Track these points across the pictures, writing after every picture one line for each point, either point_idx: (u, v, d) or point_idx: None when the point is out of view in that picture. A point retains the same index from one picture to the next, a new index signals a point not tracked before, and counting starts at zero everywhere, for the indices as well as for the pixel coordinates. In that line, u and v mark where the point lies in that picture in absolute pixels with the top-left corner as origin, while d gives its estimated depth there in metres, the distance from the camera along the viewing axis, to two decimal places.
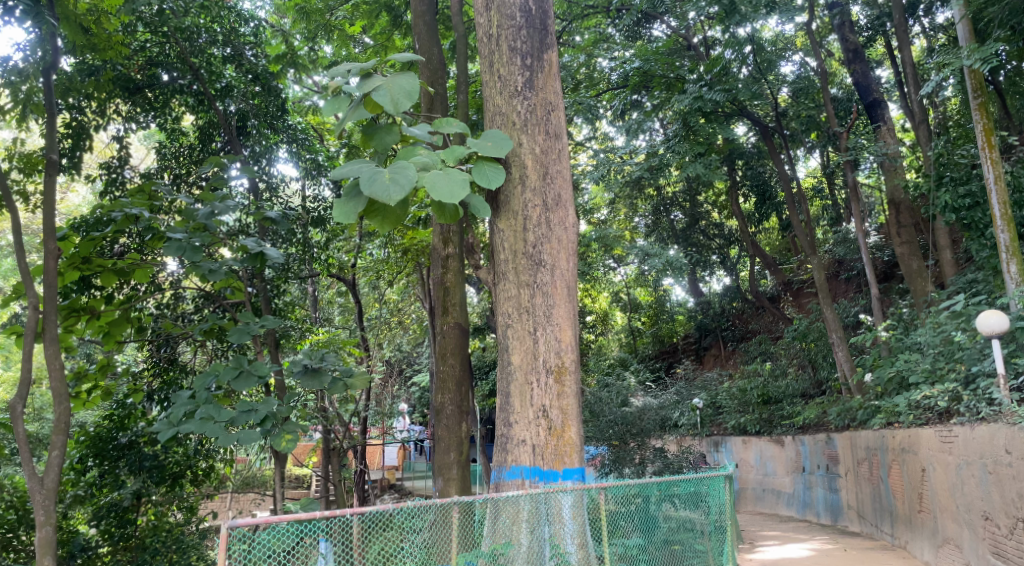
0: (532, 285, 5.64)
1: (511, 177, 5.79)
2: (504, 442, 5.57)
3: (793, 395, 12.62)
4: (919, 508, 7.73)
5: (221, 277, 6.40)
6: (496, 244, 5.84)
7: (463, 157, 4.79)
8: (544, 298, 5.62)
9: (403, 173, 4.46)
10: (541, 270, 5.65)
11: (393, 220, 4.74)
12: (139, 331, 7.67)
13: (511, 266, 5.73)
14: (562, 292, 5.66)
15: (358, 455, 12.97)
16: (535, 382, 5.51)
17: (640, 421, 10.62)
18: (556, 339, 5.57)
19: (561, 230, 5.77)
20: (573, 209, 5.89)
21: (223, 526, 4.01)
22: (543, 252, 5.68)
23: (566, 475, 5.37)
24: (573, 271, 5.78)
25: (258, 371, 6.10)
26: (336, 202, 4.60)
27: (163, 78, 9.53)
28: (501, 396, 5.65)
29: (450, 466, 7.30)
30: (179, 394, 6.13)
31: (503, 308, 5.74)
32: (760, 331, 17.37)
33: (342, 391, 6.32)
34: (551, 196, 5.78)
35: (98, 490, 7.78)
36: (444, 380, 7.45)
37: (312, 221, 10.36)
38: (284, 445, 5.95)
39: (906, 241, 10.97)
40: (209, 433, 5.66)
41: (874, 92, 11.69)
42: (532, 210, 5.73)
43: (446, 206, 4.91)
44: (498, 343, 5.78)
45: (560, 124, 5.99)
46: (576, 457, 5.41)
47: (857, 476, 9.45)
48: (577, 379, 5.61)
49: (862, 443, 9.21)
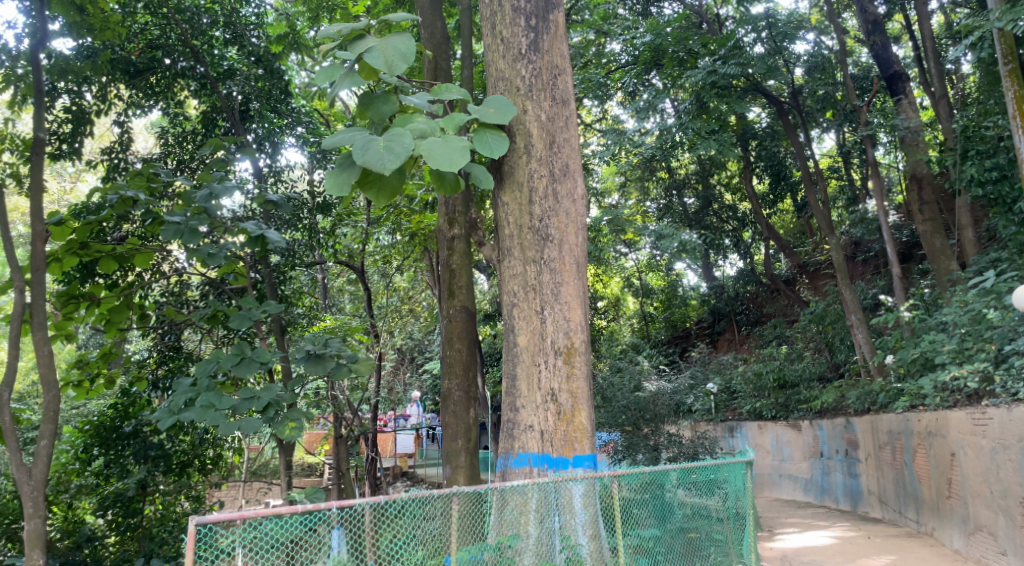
0: (539, 261, 5.44)
1: (516, 147, 5.59)
2: (511, 428, 5.37)
3: (811, 378, 12.18)
4: (948, 494, 7.48)
5: (220, 262, 6.21)
6: (501, 219, 5.64)
7: (464, 124, 4.59)
8: (552, 274, 5.41)
9: (399, 141, 4.27)
10: (548, 245, 5.45)
11: (389, 193, 4.54)
12: (142, 318, 7.54)
13: (517, 242, 5.53)
14: (571, 268, 5.44)
15: (369, 443, 12.88)
16: (542, 364, 5.32)
17: (654, 406, 10.41)
18: (565, 319, 5.37)
19: (570, 202, 5.54)
20: (582, 181, 5.66)
21: (190, 522, 3.67)
22: (550, 226, 5.47)
23: (577, 463, 5.16)
24: (582, 246, 5.56)
25: (260, 358, 5.92)
26: (329, 173, 4.43)
27: (165, 62, 9.35)
28: (507, 380, 5.46)
29: (459, 453, 7.10)
30: (180, 381, 5.95)
31: (509, 286, 5.54)
32: (776, 316, 17.12)
33: (346, 377, 6.14)
34: (558, 167, 5.56)
35: (104, 480, 7.71)
36: (451, 365, 7.22)
37: (318, 206, 10.20)
38: (287, 433, 5.77)
39: (928, 218, 10.68)
40: (210, 421, 5.51)
41: (894, 65, 11.33)
42: (538, 182, 5.52)
43: (446, 176, 4.74)
44: (504, 324, 5.59)
45: (567, 89, 5.75)
46: (587, 443, 5.19)
47: (879, 461, 9.22)
48: (587, 360, 5.39)
49: (884, 427, 8.98)
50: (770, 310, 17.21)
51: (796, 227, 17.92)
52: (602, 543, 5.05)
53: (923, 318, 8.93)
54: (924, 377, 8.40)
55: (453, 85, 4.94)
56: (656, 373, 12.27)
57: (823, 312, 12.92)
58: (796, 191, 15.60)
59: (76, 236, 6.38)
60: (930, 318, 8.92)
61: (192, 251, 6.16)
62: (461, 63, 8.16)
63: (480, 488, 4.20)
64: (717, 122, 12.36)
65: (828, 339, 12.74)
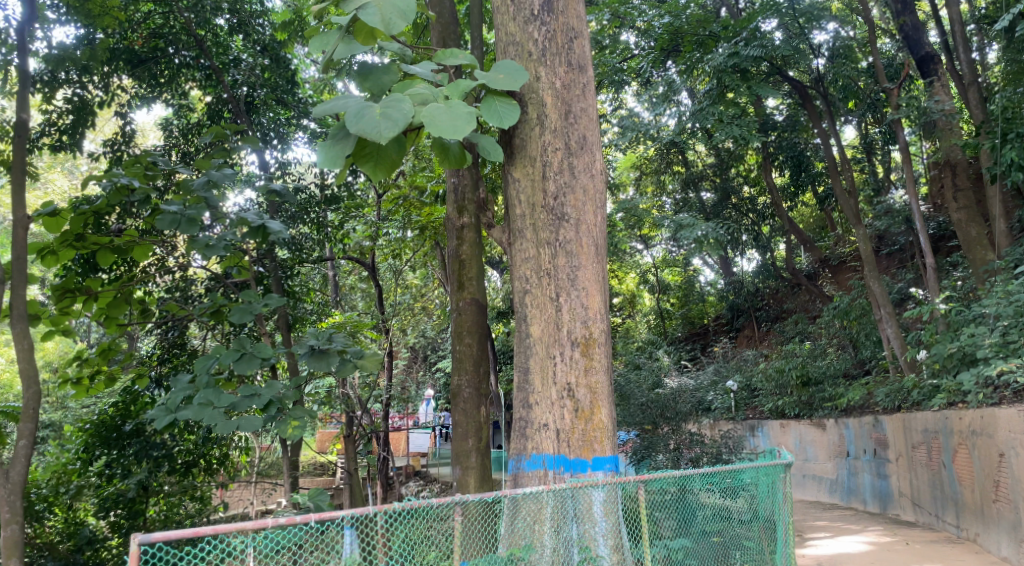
0: (553, 244, 5.13)
1: (529, 118, 5.29)
2: (523, 427, 5.07)
3: (835, 375, 11.78)
4: (994, 498, 7.08)
5: (218, 254, 5.93)
6: (513, 197, 5.35)
7: (470, 91, 4.31)
8: (569, 258, 5.10)
9: (397, 107, 4.01)
10: (564, 225, 5.13)
11: (387, 166, 4.32)
12: (143, 313, 7.32)
13: (530, 222, 5.24)
14: (589, 251, 5.13)
15: (380, 442, 12.63)
16: (558, 357, 5.01)
17: (674, 404, 10.06)
18: (583, 307, 5.05)
19: (588, 178, 5.23)
20: (601, 156, 5.34)
21: (134, 542, 3.36)
22: (566, 205, 5.15)
23: (597, 466, 4.84)
24: (600, 226, 5.24)
25: (261, 353, 5.65)
26: (322, 145, 4.20)
27: (168, 51, 9.14)
28: (519, 374, 5.17)
29: (469, 454, 6.81)
30: (179, 378, 5.65)
31: (521, 271, 5.25)
32: (796, 311, 16.71)
33: (352, 374, 5.85)
34: (575, 141, 5.25)
35: (106, 481, 7.47)
36: (461, 360, 6.95)
37: (326, 199, 10.00)
38: (290, 432, 5.51)
39: (962, 207, 10.27)
40: (207, 420, 5.19)
41: (925, 46, 10.98)
42: (553, 156, 5.22)
43: (451, 150, 4.56)
44: (516, 313, 5.30)
45: (583, 54, 5.44)
46: (607, 444, 4.87)
47: (912, 461, 8.85)
48: (607, 351, 5.07)
49: (919, 425, 8.61)
50: (791, 306, 16.80)
51: (816, 221, 17.52)
52: (625, 553, 4.73)
53: (960, 311, 8.54)
54: (963, 372, 8.00)
55: (459, 52, 4.73)
56: (676, 369, 11.91)
57: (849, 307, 12.53)
58: (819, 182, 15.19)
59: (72, 226, 6.13)
60: (967, 311, 8.53)
61: (190, 242, 5.89)
62: (472, 48, 7.87)
63: (492, 496, 3.85)
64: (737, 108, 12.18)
65: (852, 335, 12.39)
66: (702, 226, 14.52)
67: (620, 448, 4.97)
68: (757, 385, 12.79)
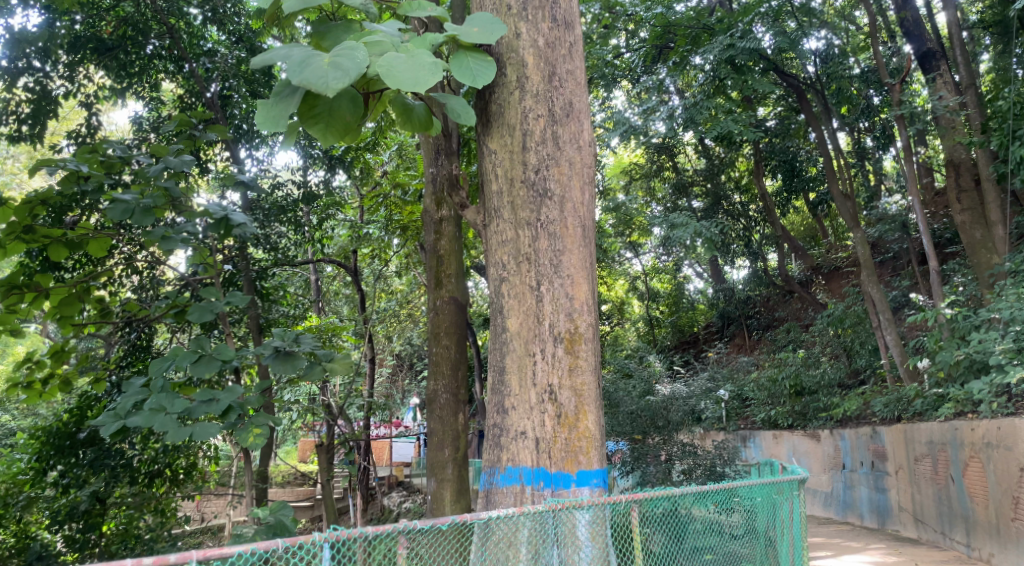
0: (534, 225, 4.75)
1: (508, 80, 4.91)
2: (498, 436, 4.64)
3: (830, 385, 11.45)
4: (1012, 516, 6.73)
5: (176, 248, 5.47)
6: (489, 171, 4.96)
7: (436, 44, 4.02)
8: (552, 241, 4.72)
9: (347, 57, 3.72)
10: (546, 203, 4.76)
11: (340, 128, 4.02)
12: (101, 312, 6.87)
13: (508, 200, 4.84)
14: (574, 233, 4.75)
15: (360, 451, 12.20)
16: (538, 354, 4.61)
17: (665, 413, 9.72)
18: (568, 297, 4.67)
19: (574, 150, 4.86)
20: (589, 125, 4.98)
21: None
22: (549, 179, 4.78)
23: (581, 481, 4.44)
24: (587, 205, 4.87)
25: (221, 355, 5.20)
26: (265, 102, 3.91)
27: (139, 40, 8.68)
28: (495, 374, 4.75)
29: (445, 465, 6.40)
30: (131, 381, 5.19)
31: (497, 256, 4.86)
32: (788, 319, 16.43)
33: (320, 378, 5.40)
34: (560, 109, 4.88)
35: (60, 492, 6.98)
36: (438, 363, 6.58)
37: (305, 198, 9.63)
38: (250, 440, 5.06)
39: (966, 208, 10.08)
40: (158, 427, 4.73)
41: (926, 42, 10.74)
42: (535, 125, 4.84)
43: (415, 112, 4.36)
44: (492, 305, 4.90)
45: (569, 11, 5.08)
46: (593, 456, 4.47)
47: (914, 475, 8.50)
48: (594, 348, 4.69)
49: (924, 437, 8.28)
50: (784, 315, 16.49)
51: (807, 229, 17.27)
52: None
53: (965, 316, 8.26)
54: (971, 380, 7.80)
55: (427, 3, 4.40)
56: (668, 375, 11.56)
57: (843, 315, 12.24)
58: (812, 187, 14.91)
59: (19, 218, 5.59)
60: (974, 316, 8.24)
61: (144, 234, 5.42)
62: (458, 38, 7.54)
63: (457, 518, 3.46)
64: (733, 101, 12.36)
65: (846, 344, 12.09)
66: (694, 225, 14.25)
67: (607, 461, 4.57)
68: (748, 394, 12.45)
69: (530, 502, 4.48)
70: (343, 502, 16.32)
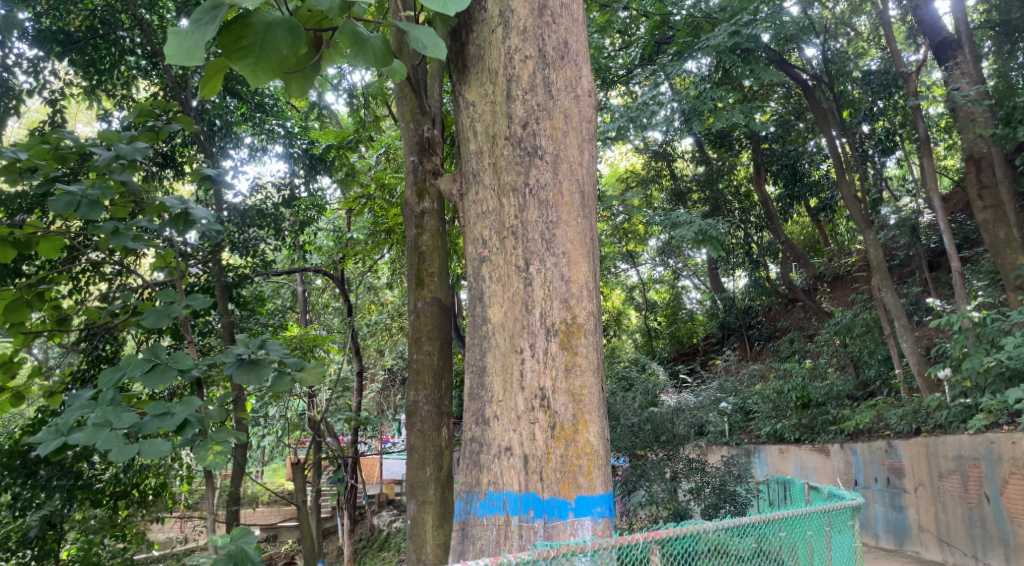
0: (521, 191, 4.26)
1: (489, 17, 4.49)
2: (477, 454, 4.10)
3: (839, 397, 10.99)
4: None
5: (128, 245, 4.95)
6: (467, 123, 4.52)
7: None
8: (544, 210, 4.22)
9: None
10: (536, 161, 4.27)
11: (274, 62, 3.54)
12: (58, 320, 6.31)
13: (490, 164, 4.38)
14: (569, 201, 4.25)
15: (348, 469, 11.65)
16: (526, 351, 4.09)
17: (669, 426, 9.27)
18: (564, 280, 4.15)
19: (571, 101, 4.37)
20: (585, 69, 4.49)
21: None
22: (539, 135, 4.30)
23: (581, 510, 3.90)
24: (585, 167, 4.36)
25: (178, 364, 4.66)
26: (179, 32, 3.43)
27: (109, 34, 8.27)
28: (474, 377, 4.25)
29: (427, 485, 5.87)
30: (78, 394, 4.68)
31: (476, 232, 4.39)
32: (791, 329, 15.69)
33: (288, 389, 4.85)
34: (552, 51, 4.40)
35: (13, 515, 6.36)
36: (419, 372, 6.12)
37: (285, 201, 9.22)
38: (210, 460, 4.53)
39: (989, 206, 9.64)
40: (101, 445, 4.21)
41: (942, 31, 10.35)
42: (523, 69, 4.37)
43: (372, 44, 3.73)
44: (470, 292, 4.40)
45: None
46: (595, 481, 3.93)
47: (940, 493, 8.00)
48: (595, 341, 4.16)
49: (951, 452, 7.81)
50: (785, 324, 15.87)
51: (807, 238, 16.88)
52: None
53: (992, 320, 7.84)
54: (1004, 389, 7.43)
55: None
56: (673, 384, 11.06)
57: (850, 324, 11.80)
58: (815, 192, 14.51)
59: None
60: (1002, 320, 7.84)
61: (90, 229, 4.91)
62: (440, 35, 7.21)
63: None
64: (740, 88, 11.69)
65: (854, 354, 11.65)
66: (698, 224, 13.72)
67: (612, 484, 4.02)
68: (751, 407, 11.95)
69: (517, 537, 3.93)
70: (331, 522, 15.72)
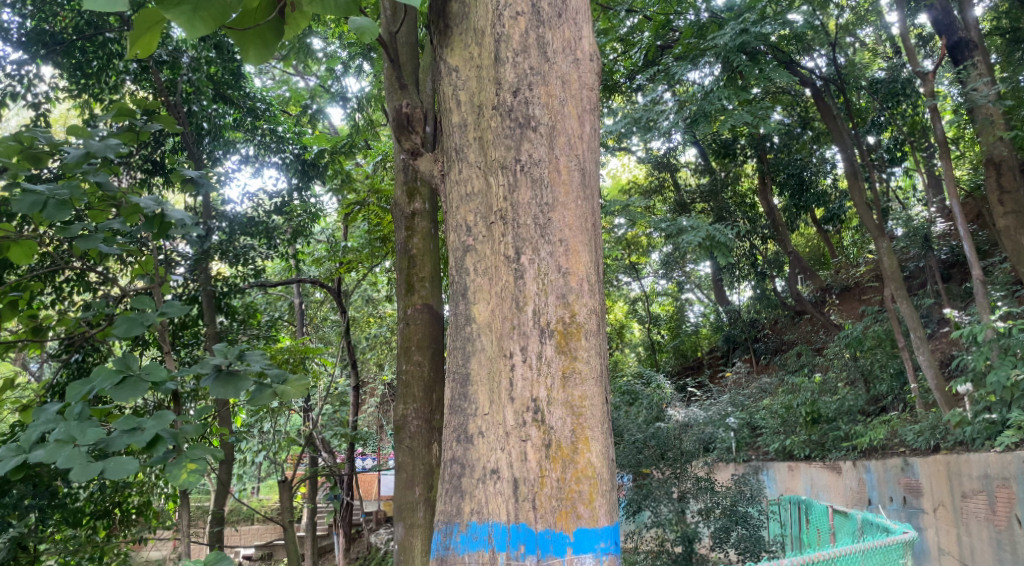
0: (512, 168, 3.70)
1: None
2: (458, 477, 3.50)
3: (850, 412, 10.68)
4: None
5: (95, 250, 4.63)
6: (448, 90, 4.01)
7: None
8: (538, 190, 3.65)
9: None
10: (529, 134, 3.71)
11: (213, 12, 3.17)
12: (34, 330, 6.00)
13: (476, 139, 3.86)
14: (568, 179, 3.68)
15: (344, 486, 11.29)
16: (517, 355, 3.51)
17: (677, 443, 8.93)
18: (562, 271, 3.56)
19: (569, 65, 3.82)
20: (587, 29, 3.95)
21: None
22: (533, 103, 3.74)
23: (581, 546, 3.29)
24: (589, 144, 3.81)
25: (151, 376, 4.33)
26: None
27: (97, 37, 8.00)
28: (457, 387, 3.65)
29: (416, 507, 5.56)
30: (44, 408, 4.35)
31: (459, 218, 3.82)
32: (798, 343, 15.34)
33: (269, 404, 4.53)
34: (548, 6, 3.87)
35: None
36: (408, 385, 5.82)
37: (276, 208, 8.98)
38: (183, 479, 4.19)
39: (1010, 211, 9.55)
40: (61, 463, 3.89)
41: (957, 31, 10.23)
42: (514, 27, 3.84)
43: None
44: (454, 288, 3.82)
45: None
46: (600, 514, 3.32)
47: (964, 514, 7.64)
48: (597, 341, 3.57)
49: (976, 471, 7.47)
50: (792, 338, 15.43)
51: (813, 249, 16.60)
52: None
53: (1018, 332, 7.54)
54: None
55: None
56: (681, 397, 10.67)
57: (861, 337, 11.46)
58: (822, 203, 14.22)
59: None
60: None
61: (56, 231, 4.60)
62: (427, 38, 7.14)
63: None
64: (749, 90, 11.30)
65: (864, 368, 11.34)
66: (705, 229, 13.25)
67: (617, 514, 3.41)
68: (759, 423, 11.61)
69: None
70: (326, 539, 15.34)
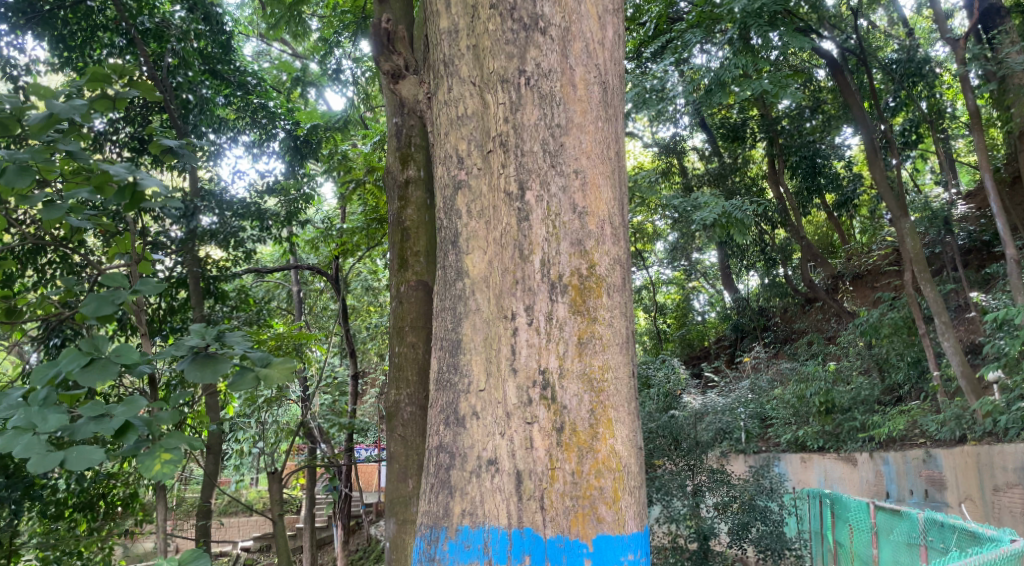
0: (512, 83, 3.36)
1: None
2: (447, 468, 3.12)
3: (865, 401, 10.35)
4: None
5: (60, 220, 4.27)
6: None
7: None
8: (546, 109, 3.31)
9: None
10: (535, 37, 3.38)
11: None
12: (8, 311, 5.54)
13: (470, 52, 3.50)
14: (585, 107, 3.34)
15: (344, 477, 10.98)
16: (521, 317, 3.15)
17: (689, 433, 8.59)
18: (578, 209, 3.22)
19: None
20: None
21: None
22: (542, 5, 3.41)
23: (601, 556, 2.94)
24: (605, 62, 3.46)
25: (122, 358, 3.94)
26: None
27: (79, 6, 7.65)
28: (448, 353, 3.27)
29: (409, 500, 5.20)
30: (6, 392, 4.00)
31: (449, 144, 3.47)
32: (809, 331, 14.99)
33: (251, 388, 4.13)
34: None
35: None
36: (401, 368, 5.48)
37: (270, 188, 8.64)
38: (156, 471, 3.80)
39: None
40: (18, 452, 3.55)
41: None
42: None
43: None
44: (442, 233, 3.47)
45: None
46: (625, 518, 2.98)
47: (997, 508, 7.27)
48: (618, 303, 3.21)
49: (1011, 463, 7.10)
50: (803, 327, 15.09)
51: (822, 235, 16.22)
52: None
53: None
54: None
55: None
56: (696, 385, 10.29)
57: (877, 324, 11.10)
58: (835, 187, 13.84)
59: None
60: None
61: (19, 199, 4.26)
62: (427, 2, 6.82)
63: None
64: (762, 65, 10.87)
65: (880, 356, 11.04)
66: (720, 205, 12.59)
67: (645, 518, 3.07)
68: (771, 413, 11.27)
69: None
70: (326, 531, 15.06)
